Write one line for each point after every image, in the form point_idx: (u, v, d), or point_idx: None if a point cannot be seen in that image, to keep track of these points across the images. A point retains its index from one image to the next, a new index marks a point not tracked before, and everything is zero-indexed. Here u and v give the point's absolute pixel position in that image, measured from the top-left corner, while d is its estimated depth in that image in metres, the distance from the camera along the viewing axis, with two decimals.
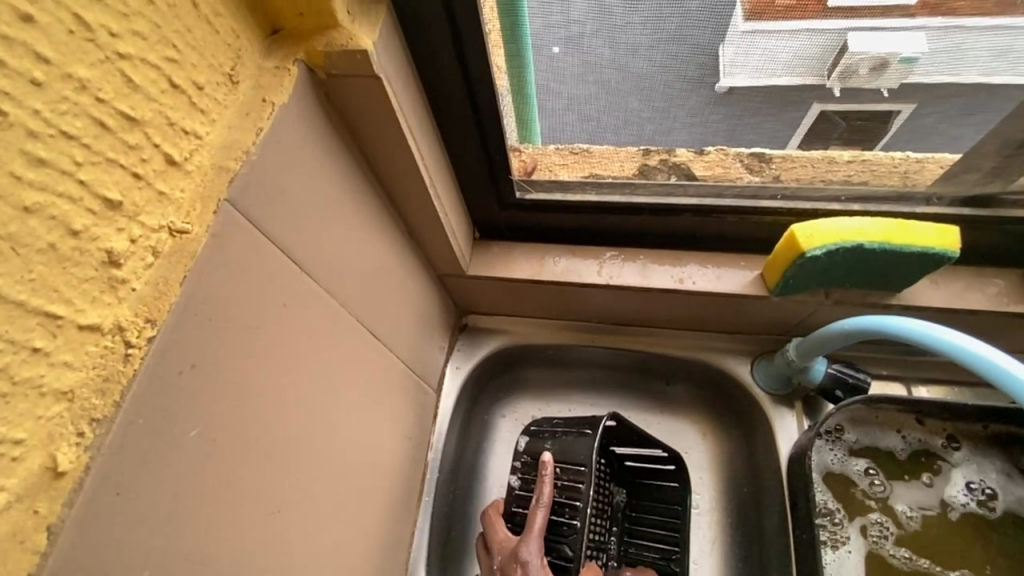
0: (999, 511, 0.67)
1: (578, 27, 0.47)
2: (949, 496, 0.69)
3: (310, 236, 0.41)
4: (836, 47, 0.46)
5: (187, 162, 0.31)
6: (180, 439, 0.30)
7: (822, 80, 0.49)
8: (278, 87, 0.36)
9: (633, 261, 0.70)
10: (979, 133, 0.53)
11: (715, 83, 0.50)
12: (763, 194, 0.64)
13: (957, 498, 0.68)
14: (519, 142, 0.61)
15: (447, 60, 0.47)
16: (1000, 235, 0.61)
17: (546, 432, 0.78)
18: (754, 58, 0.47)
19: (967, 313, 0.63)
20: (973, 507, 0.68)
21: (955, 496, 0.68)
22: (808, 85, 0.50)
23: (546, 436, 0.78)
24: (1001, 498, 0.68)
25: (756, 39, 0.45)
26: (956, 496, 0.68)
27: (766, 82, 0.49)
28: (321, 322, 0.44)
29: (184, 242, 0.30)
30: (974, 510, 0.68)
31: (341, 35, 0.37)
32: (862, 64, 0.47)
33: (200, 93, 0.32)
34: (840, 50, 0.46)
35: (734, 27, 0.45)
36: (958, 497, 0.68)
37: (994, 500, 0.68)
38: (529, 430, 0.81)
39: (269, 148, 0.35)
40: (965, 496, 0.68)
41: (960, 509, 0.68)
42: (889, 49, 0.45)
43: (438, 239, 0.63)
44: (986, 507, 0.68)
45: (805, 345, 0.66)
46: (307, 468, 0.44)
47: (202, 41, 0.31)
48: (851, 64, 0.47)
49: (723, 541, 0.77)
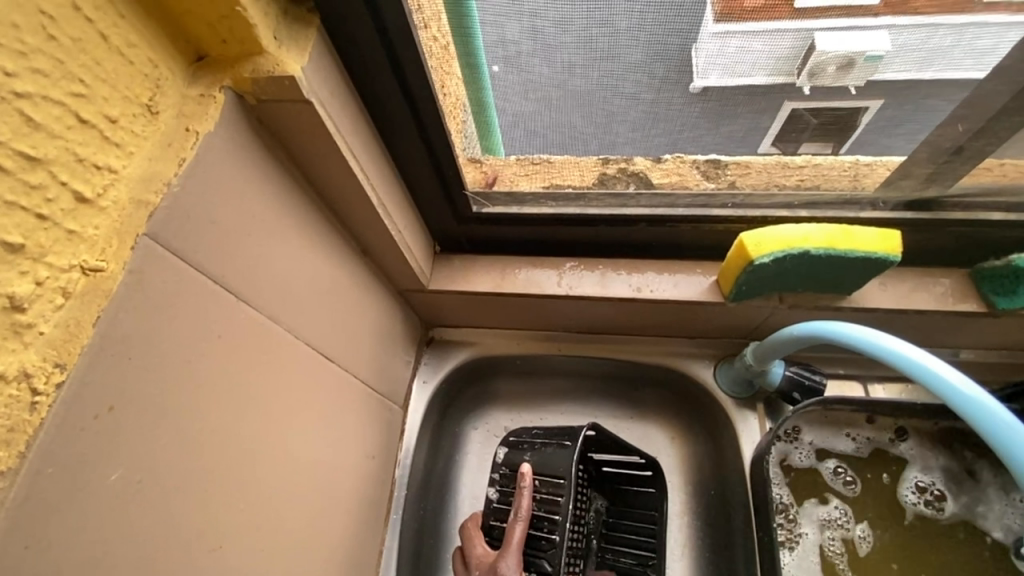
0: (947, 512, 0.69)
1: (514, 46, 0.47)
2: (900, 496, 0.70)
3: (248, 263, 0.40)
4: (803, 48, 0.45)
5: (101, 198, 0.30)
6: (99, 485, 0.29)
7: (792, 78, 0.48)
8: (203, 115, 0.35)
9: (593, 270, 0.71)
10: (914, 142, 0.55)
11: (691, 83, 0.49)
12: (716, 201, 0.65)
13: (908, 497, 0.70)
14: (481, 153, 0.61)
15: (386, 79, 0.47)
16: (941, 237, 0.63)
17: (525, 443, 0.77)
18: (721, 61, 0.46)
19: (915, 312, 0.65)
20: (920, 508, 0.69)
21: (905, 496, 0.70)
22: (779, 85, 0.48)
23: (525, 447, 0.77)
24: (950, 500, 0.69)
25: (724, 41, 0.45)
26: (907, 495, 0.70)
27: (713, 80, 0.48)
28: (265, 350, 0.43)
29: (98, 280, 0.29)
30: (922, 510, 0.69)
31: (267, 60, 0.36)
32: (830, 62, 0.46)
33: (114, 126, 0.31)
34: (808, 49, 0.45)
35: (706, 27, 0.44)
36: (908, 497, 0.70)
37: (943, 501, 0.69)
38: (507, 441, 0.80)
39: (194, 179, 0.34)
40: (913, 496, 0.70)
41: (911, 509, 0.69)
42: (855, 49, 0.44)
43: (394, 256, 0.63)
44: (933, 508, 0.69)
45: (760, 350, 0.67)
46: (256, 499, 0.43)
47: (114, 73, 0.31)
48: (820, 62, 0.46)
49: (693, 542, 0.78)
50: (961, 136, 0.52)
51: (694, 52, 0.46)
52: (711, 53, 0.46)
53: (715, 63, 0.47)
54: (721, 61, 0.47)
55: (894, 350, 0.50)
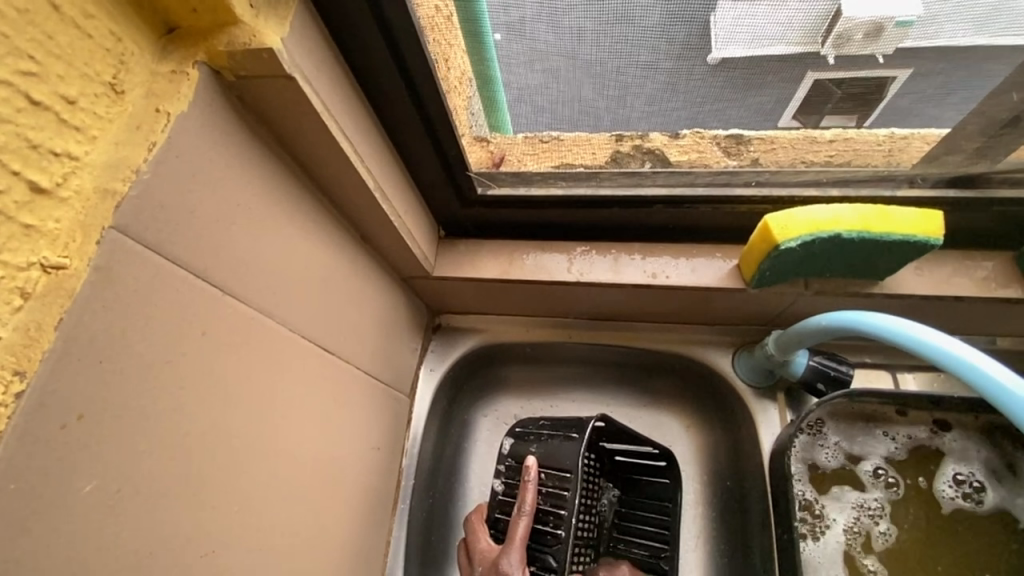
0: (986, 504, 0.65)
1: (517, 10, 0.43)
2: (937, 492, 0.66)
3: (232, 256, 0.38)
4: (829, 14, 0.42)
5: (62, 188, 0.28)
6: (70, 499, 0.27)
7: (817, 47, 0.44)
8: (175, 94, 0.32)
9: (605, 255, 0.67)
10: (961, 113, 0.50)
11: (709, 54, 0.45)
12: (738, 180, 0.60)
13: (945, 492, 0.66)
14: (488, 131, 0.57)
15: (378, 51, 0.43)
16: (986, 217, 0.58)
17: (531, 434, 0.75)
18: (749, 26, 0.42)
19: (953, 299, 0.60)
20: (958, 502, 0.65)
21: (941, 490, 0.66)
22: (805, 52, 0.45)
23: (531, 439, 0.75)
24: (989, 491, 0.65)
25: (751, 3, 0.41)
26: (944, 490, 0.66)
27: (740, 50, 0.44)
28: (255, 346, 0.41)
29: (60, 279, 0.27)
30: (961, 505, 0.65)
31: (242, 31, 0.33)
32: (857, 29, 0.42)
33: (73, 108, 0.28)
34: (834, 16, 0.42)
35: None
36: (945, 492, 0.66)
37: (983, 493, 0.65)
38: (514, 432, 0.78)
39: (166, 164, 0.31)
40: (951, 490, 0.66)
41: (949, 504, 0.66)
42: (884, 13, 0.40)
43: (396, 243, 0.60)
44: (972, 500, 0.65)
45: (783, 339, 0.63)
46: (249, 507, 0.41)
47: (70, 48, 0.28)
48: (846, 30, 0.42)
49: (708, 534, 0.76)
50: (1017, 104, 0.48)
51: (719, 13, 0.42)
52: (739, 14, 0.42)
53: (742, 27, 0.43)
54: (748, 23, 0.42)
55: (905, 332, 0.48)
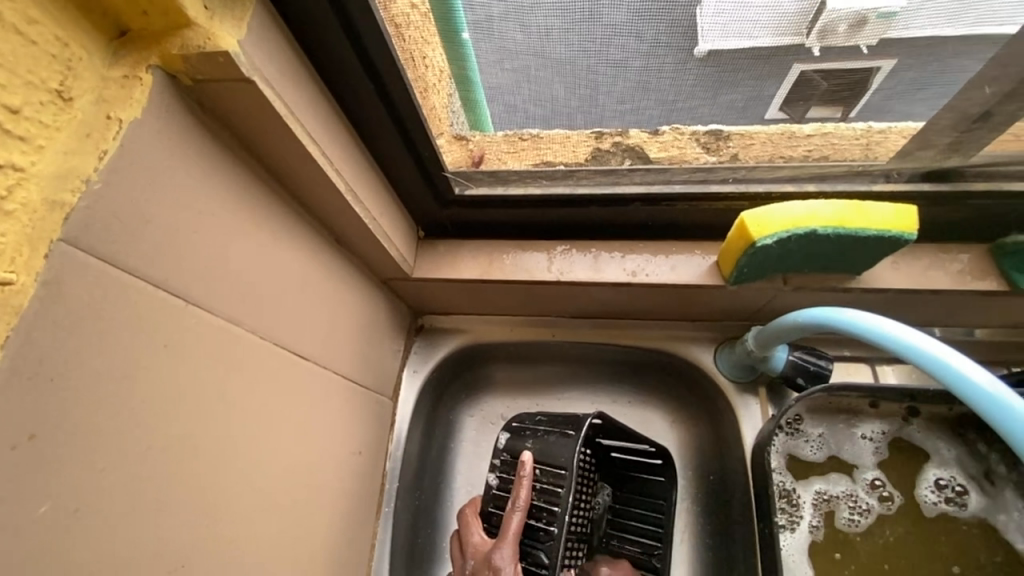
0: (970, 509, 0.65)
1: (484, 10, 0.43)
2: (919, 496, 0.67)
3: (196, 263, 0.37)
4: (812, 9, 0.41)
5: (6, 201, 0.26)
6: (24, 521, 0.26)
7: (800, 39, 0.43)
8: (127, 101, 0.31)
9: (585, 253, 0.67)
10: (933, 108, 0.50)
11: (697, 46, 0.45)
12: (714, 177, 0.60)
13: (927, 497, 0.66)
14: (468, 130, 0.56)
15: (344, 51, 0.42)
16: (961, 210, 0.58)
17: (527, 430, 0.74)
18: (732, 16, 0.42)
19: (930, 292, 0.61)
20: (942, 507, 0.66)
21: (923, 495, 0.67)
22: (786, 46, 0.44)
23: (527, 434, 0.73)
24: (972, 495, 0.66)
25: None
26: (926, 495, 0.67)
27: (732, 43, 0.44)
28: (221, 353, 0.40)
29: (6, 295, 0.25)
30: (946, 509, 0.66)
31: (196, 33, 0.32)
32: (841, 20, 0.42)
33: (17, 118, 0.27)
34: (817, 11, 0.41)
35: None
36: (927, 497, 0.66)
37: (966, 496, 0.66)
38: (511, 427, 0.77)
39: (120, 172, 0.30)
40: (933, 495, 0.66)
41: (931, 508, 0.66)
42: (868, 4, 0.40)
43: (371, 246, 0.59)
44: (956, 504, 0.66)
45: (762, 335, 0.64)
46: (222, 519, 0.41)
47: (12, 55, 0.27)
48: (829, 22, 0.42)
49: (693, 528, 0.76)
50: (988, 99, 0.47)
51: (693, 11, 0.42)
52: (712, 15, 0.42)
53: (723, 18, 0.42)
54: (722, 23, 0.43)
55: (885, 332, 0.48)
